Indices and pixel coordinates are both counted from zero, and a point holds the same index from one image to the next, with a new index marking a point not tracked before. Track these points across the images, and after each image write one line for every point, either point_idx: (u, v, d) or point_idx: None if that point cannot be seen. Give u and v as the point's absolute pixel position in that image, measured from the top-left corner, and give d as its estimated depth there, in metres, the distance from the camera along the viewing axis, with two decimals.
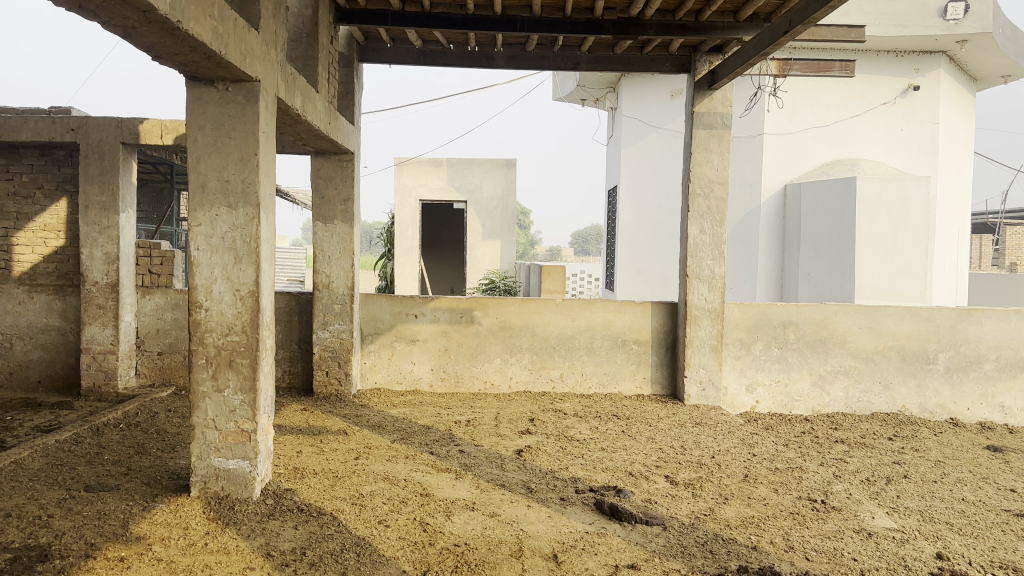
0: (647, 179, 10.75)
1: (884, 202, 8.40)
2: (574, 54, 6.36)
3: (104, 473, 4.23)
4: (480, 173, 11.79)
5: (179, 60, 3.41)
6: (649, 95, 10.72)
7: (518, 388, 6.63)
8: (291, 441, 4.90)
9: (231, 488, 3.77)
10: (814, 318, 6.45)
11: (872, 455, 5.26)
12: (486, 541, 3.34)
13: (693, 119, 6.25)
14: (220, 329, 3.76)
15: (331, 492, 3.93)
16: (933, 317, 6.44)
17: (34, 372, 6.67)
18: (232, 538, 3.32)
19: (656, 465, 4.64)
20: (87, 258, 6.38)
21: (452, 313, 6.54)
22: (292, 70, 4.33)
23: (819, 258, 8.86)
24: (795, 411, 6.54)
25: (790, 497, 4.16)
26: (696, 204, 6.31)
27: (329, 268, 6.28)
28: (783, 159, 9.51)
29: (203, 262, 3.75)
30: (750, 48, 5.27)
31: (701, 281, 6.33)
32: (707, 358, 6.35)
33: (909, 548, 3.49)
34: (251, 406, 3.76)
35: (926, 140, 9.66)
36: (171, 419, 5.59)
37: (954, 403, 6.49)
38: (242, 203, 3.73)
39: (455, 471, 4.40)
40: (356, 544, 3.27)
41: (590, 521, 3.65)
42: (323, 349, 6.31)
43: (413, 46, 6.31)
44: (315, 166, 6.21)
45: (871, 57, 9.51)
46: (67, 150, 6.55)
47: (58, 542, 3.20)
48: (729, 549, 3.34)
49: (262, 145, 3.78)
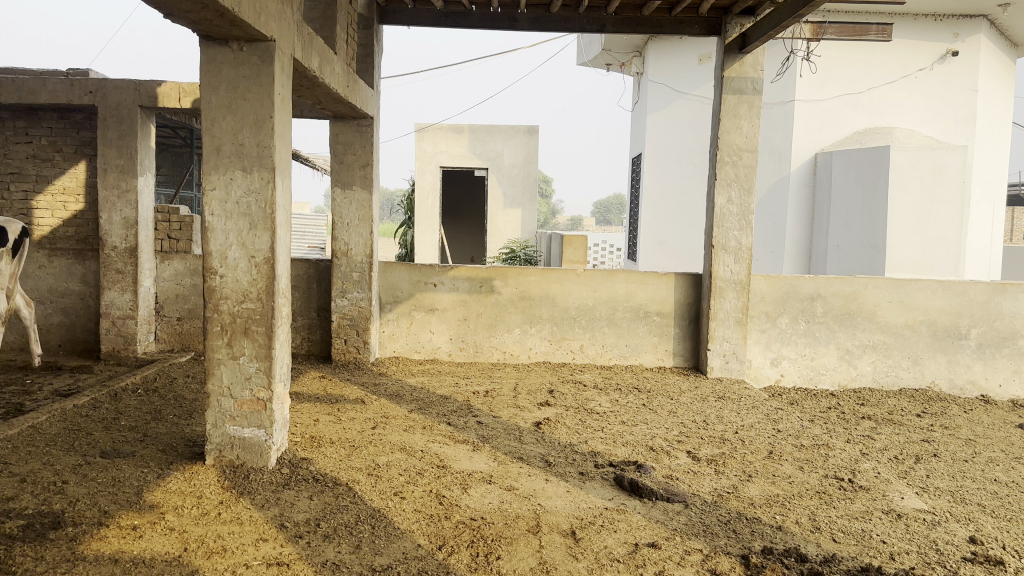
0: (673, 147, 10.52)
1: (918, 172, 8.14)
2: (600, 16, 6.14)
3: (120, 440, 4.21)
4: (502, 140, 11.58)
5: (191, 17, 3.30)
6: (676, 60, 10.47)
7: (538, 358, 6.55)
8: (308, 409, 4.85)
9: (247, 457, 3.73)
10: (843, 292, 6.27)
11: (900, 432, 5.14)
12: (502, 516, 3.27)
13: (723, 84, 6.04)
14: (236, 296, 3.68)
15: (347, 462, 3.87)
16: (966, 291, 6.24)
17: (55, 337, 6.71)
18: (246, 508, 3.28)
19: (678, 440, 4.54)
20: (106, 222, 6.35)
21: (472, 282, 6.44)
22: (310, 30, 4.19)
23: (849, 229, 8.64)
24: (821, 385, 6.40)
25: (816, 475, 4.05)
26: (725, 173, 6.13)
27: (348, 235, 6.18)
28: (814, 128, 9.25)
29: (218, 228, 3.66)
30: (784, 11, 5.04)
31: (727, 252, 6.17)
32: (732, 331, 6.22)
33: (941, 531, 3.37)
34: (267, 374, 3.70)
35: (964, 108, 9.32)
36: (189, 385, 5.59)
37: (986, 379, 6.31)
38: (257, 166, 3.63)
39: (472, 443, 4.33)
40: (371, 516, 3.21)
41: (609, 497, 3.57)
42: (341, 317, 6.25)
43: (434, 7, 6.13)
44: (334, 131, 6.08)
45: (908, 21, 9.18)
46: (86, 113, 6.50)
47: (71, 509, 3.17)
48: (753, 528, 3.25)
49: (278, 108, 3.67)
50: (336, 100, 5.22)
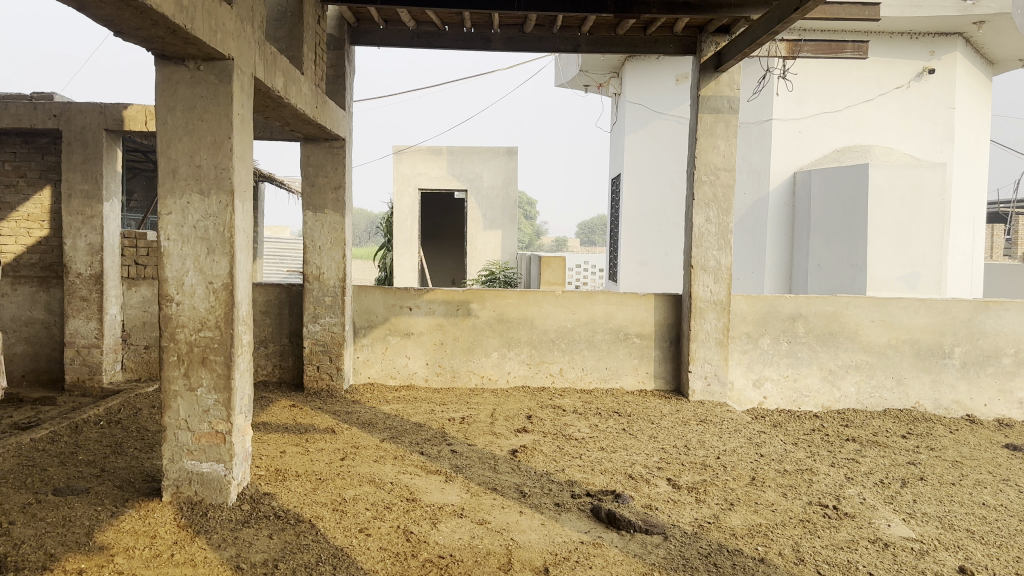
0: (651, 167, 10.48)
1: (897, 190, 8.11)
2: (574, 36, 6.08)
3: (75, 476, 4.01)
4: (481, 161, 11.51)
5: (143, 35, 3.17)
6: (654, 80, 10.47)
7: (517, 383, 6.40)
8: (274, 440, 4.67)
9: (205, 493, 3.55)
10: (824, 311, 6.19)
11: (885, 455, 5.02)
12: (472, 553, 3.11)
13: (699, 103, 5.98)
14: (193, 324, 3.53)
15: (311, 497, 3.70)
16: (948, 309, 6.18)
17: (18, 367, 6.50)
18: (201, 549, 3.10)
19: (658, 466, 4.40)
20: (71, 249, 6.17)
21: (448, 305, 6.30)
22: (272, 49, 4.07)
23: (830, 249, 8.59)
24: (804, 406, 6.29)
25: (800, 502, 3.92)
26: (702, 192, 6.04)
27: (320, 259, 6.03)
28: (792, 146, 9.24)
29: (174, 253, 3.51)
30: (759, 28, 4.96)
31: (706, 272, 6.06)
32: (713, 352, 6.10)
33: (929, 560, 3.24)
34: (226, 406, 3.54)
35: (942, 126, 9.32)
36: (155, 416, 5.39)
37: (971, 399, 6.23)
38: (215, 188, 3.49)
39: (445, 473, 4.17)
40: (333, 556, 3.04)
41: (586, 529, 3.42)
42: (313, 343, 6.08)
43: (406, 27, 6.05)
44: (304, 153, 5.95)
45: (885, 40, 9.19)
46: (51, 137, 6.35)
47: (15, 552, 2.99)
48: (735, 561, 3.11)
49: (237, 129, 3.54)
50: (304, 121, 5.09)
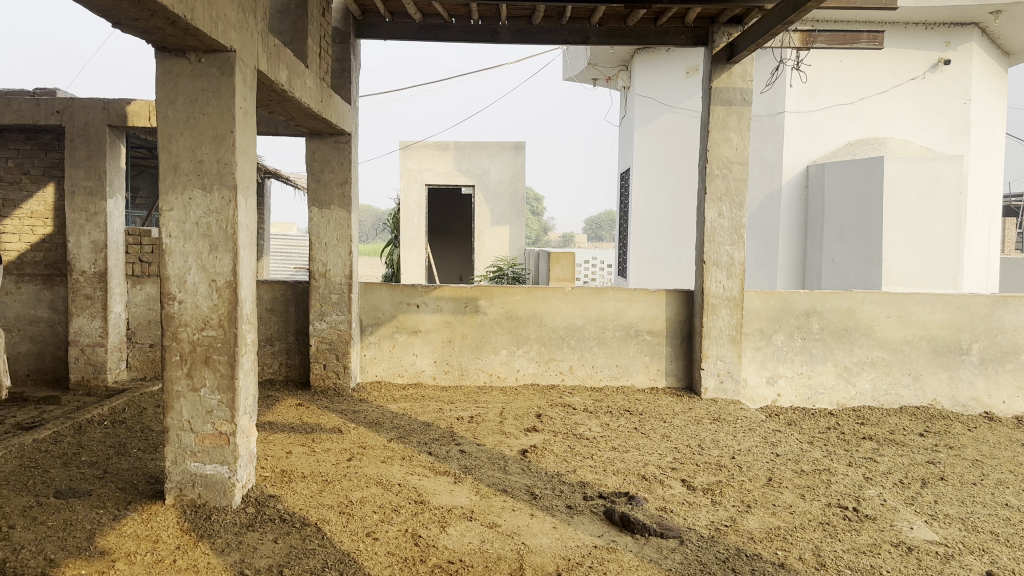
0: (662, 161, 10.35)
1: (912, 183, 7.99)
2: (583, 28, 5.97)
3: (78, 477, 3.94)
4: (488, 156, 11.40)
5: (142, 26, 3.07)
6: (664, 73, 10.34)
7: (526, 381, 6.31)
8: (281, 440, 4.60)
9: (209, 496, 3.47)
10: (840, 307, 6.07)
11: (903, 454, 4.90)
12: (483, 558, 3.02)
13: (711, 95, 5.86)
14: (196, 323, 3.44)
15: (317, 499, 3.62)
16: (966, 304, 6.05)
17: (23, 365, 6.45)
18: (204, 554, 3.02)
19: (671, 467, 4.30)
20: (74, 246, 6.10)
21: (456, 302, 6.22)
22: (275, 41, 3.97)
23: (844, 243, 8.46)
24: (818, 404, 6.18)
25: (818, 504, 3.81)
26: (715, 186, 5.93)
27: (326, 255, 5.94)
28: (805, 139, 9.11)
29: (176, 250, 3.43)
30: (773, 18, 4.82)
31: (719, 268, 5.95)
32: (726, 349, 5.99)
33: (956, 565, 3.13)
34: (230, 407, 3.45)
35: (958, 118, 9.17)
36: (159, 416, 5.32)
37: (989, 396, 6.11)
38: (217, 185, 3.41)
39: (454, 474, 4.09)
40: (339, 561, 2.95)
41: (599, 533, 3.32)
42: (320, 341, 6.00)
43: (413, 20, 5.96)
44: (310, 148, 5.86)
45: (899, 30, 9.04)
46: (55, 134, 6.29)
47: (13, 558, 2.91)
48: (754, 566, 3.01)
49: (240, 122, 3.45)
50: (310, 115, 5.01)
